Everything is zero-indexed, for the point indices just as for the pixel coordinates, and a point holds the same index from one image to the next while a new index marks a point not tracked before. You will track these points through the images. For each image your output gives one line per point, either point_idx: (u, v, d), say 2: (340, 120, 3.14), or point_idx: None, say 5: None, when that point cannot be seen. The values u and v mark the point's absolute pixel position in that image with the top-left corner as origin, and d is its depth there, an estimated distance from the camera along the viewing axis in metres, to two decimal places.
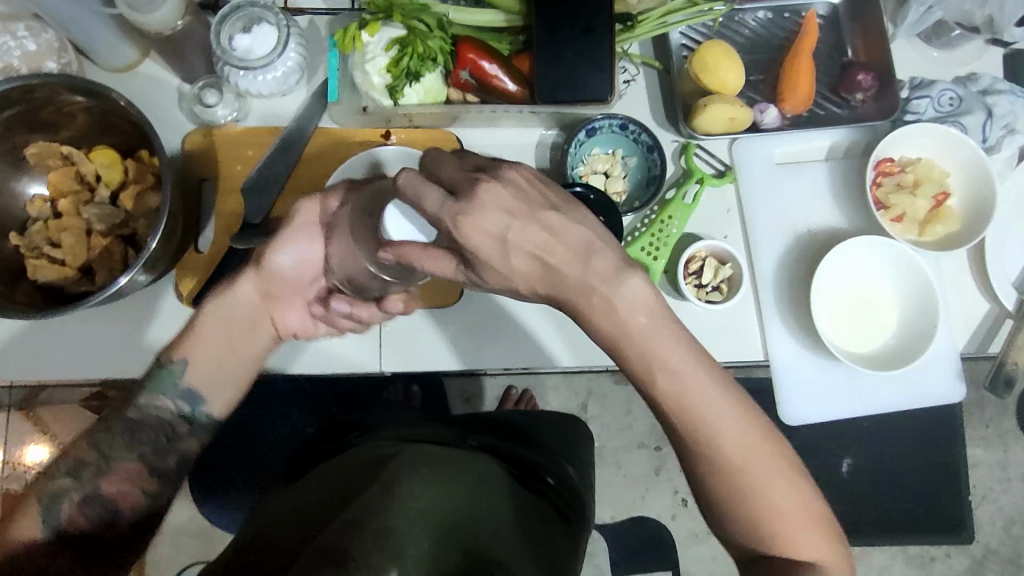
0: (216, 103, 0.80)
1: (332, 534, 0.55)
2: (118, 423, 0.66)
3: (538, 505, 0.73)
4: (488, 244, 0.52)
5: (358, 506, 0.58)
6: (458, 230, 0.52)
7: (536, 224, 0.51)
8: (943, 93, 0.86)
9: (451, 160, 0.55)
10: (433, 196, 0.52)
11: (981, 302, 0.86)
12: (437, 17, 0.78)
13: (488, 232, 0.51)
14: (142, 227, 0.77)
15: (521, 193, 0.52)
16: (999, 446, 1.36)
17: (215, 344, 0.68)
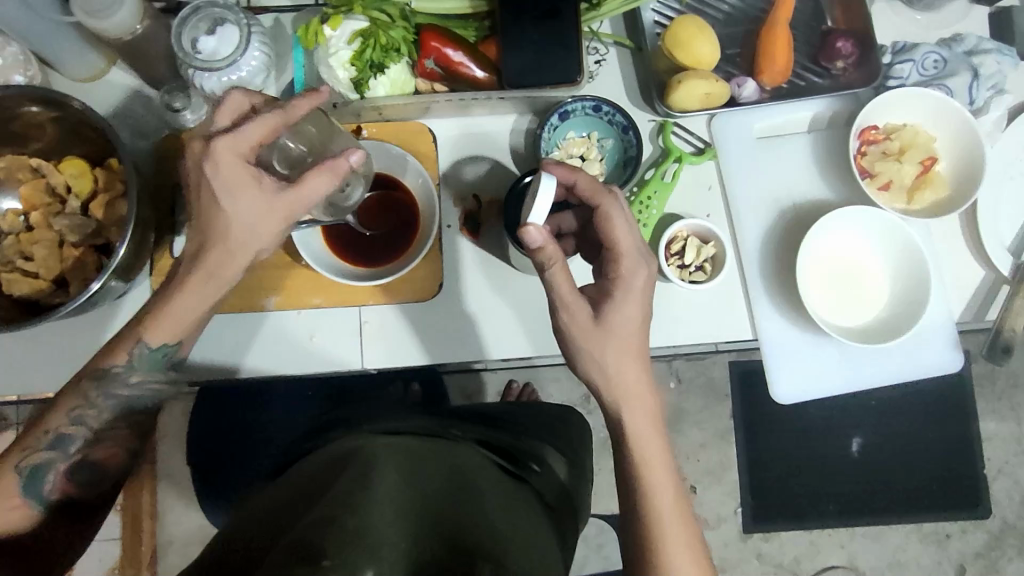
0: (183, 108, 0.77)
1: (305, 530, 0.54)
2: (100, 396, 0.65)
3: (522, 492, 0.71)
4: (628, 326, 0.63)
5: (330, 503, 0.56)
6: (639, 315, 0.63)
7: (643, 308, 0.64)
8: (927, 56, 0.83)
9: (611, 230, 0.63)
10: (639, 275, 0.63)
11: (976, 268, 0.84)
12: (398, 7, 0.77)
13: (634, 317, 0.63)
14: (114, 236, 0.76)
15: (648, 287, 0.64)
16: (1013, 419, 1.33)
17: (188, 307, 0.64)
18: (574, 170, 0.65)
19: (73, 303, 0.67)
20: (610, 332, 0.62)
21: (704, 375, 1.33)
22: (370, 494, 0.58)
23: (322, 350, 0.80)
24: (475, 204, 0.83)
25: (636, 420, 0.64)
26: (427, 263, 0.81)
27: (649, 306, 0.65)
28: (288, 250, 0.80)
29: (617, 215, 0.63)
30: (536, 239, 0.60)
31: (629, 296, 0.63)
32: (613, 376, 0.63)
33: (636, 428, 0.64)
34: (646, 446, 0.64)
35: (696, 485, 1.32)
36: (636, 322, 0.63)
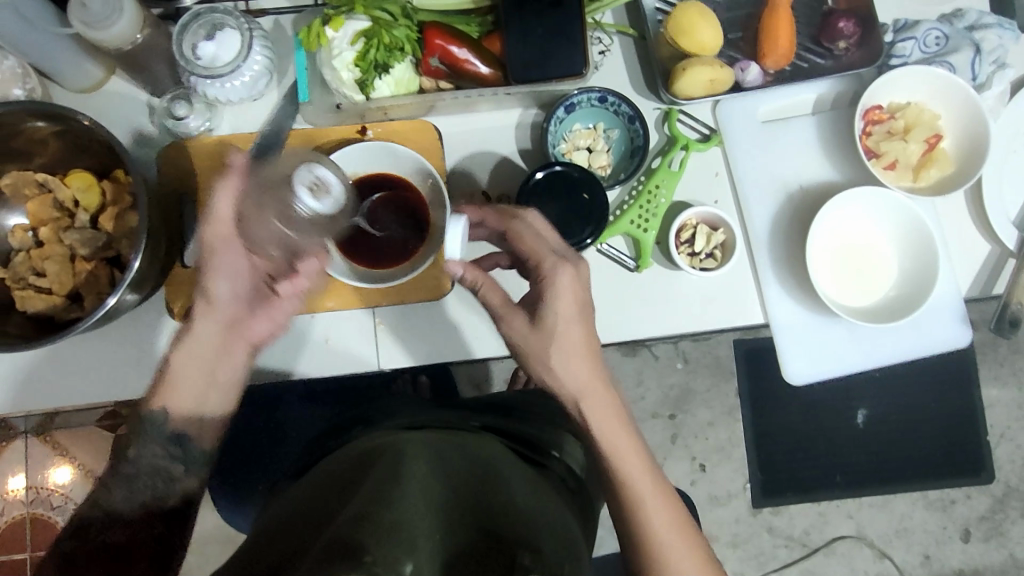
0: (187, 115, 0.79)
1: (343, 528, 0.54)
2: (112, 479, 0.71)
3: (543, 478, 0.73)
4: (568, 318, 0.64)
5: (360, 502, 0.57)
6: (568, 308, 0.64)
7: (572, 303, 0.64)
8: (929, 33, 0.84)
9: (530, 232, 0.66)
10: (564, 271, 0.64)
11: (982, 243, 0.84)
12: (400, 5, 0.76)
13: (569, 311, 0.64)
14: (126, 248, 0.76)
15: (577, 276, 0.65)
16: (1014, 384, 1.35)
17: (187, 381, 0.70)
18: (482, 208, 0.71)
19: (91, 319, 0.67)
20: (557, 339, 0.64)
21: (710, 354, 1.35)
22: (400, 493, 0.58)
23: (344, 346, 0.81)
24: (483, 201, 0.82)
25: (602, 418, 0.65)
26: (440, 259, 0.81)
27: (584, 298, 0.65)
28: None
29: (528, 232, 0.66)
30: (457, 272, 0.67)
31: (565, 301, 0.64)
32: (566, 377, 0.65)
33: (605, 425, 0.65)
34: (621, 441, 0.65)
35: (705, 463, 1.34)
36: (579, 325, 0.65)
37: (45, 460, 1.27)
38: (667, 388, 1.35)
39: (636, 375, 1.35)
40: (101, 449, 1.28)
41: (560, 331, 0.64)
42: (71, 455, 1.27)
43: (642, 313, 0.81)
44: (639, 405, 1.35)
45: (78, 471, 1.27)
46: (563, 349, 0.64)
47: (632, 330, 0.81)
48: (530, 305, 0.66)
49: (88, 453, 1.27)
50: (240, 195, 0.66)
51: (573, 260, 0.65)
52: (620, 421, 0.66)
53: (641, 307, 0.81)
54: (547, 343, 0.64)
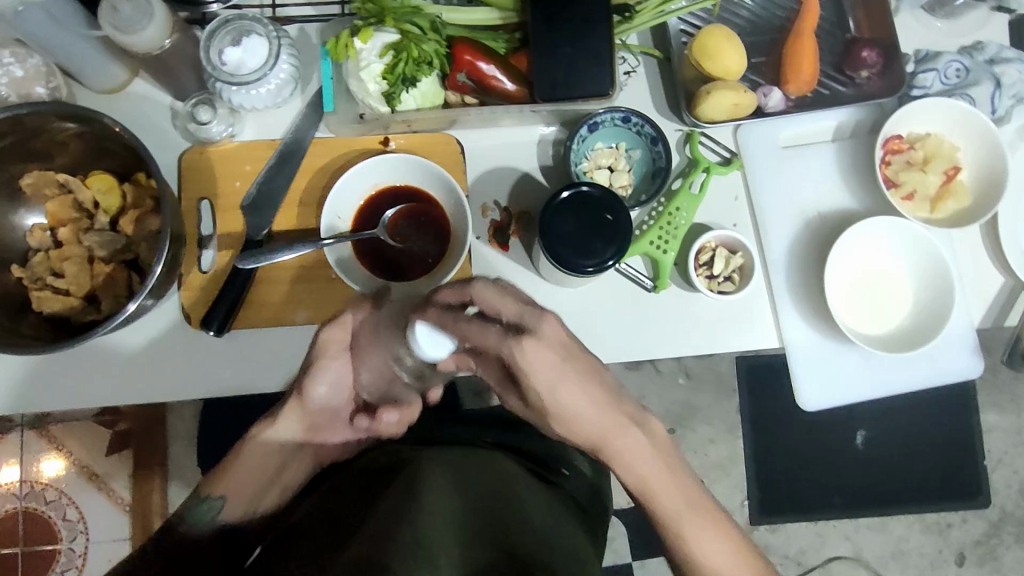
0: (210, 120, 0.78)
1: (365, 545, 0.54)
2: (196, 500, 0.73)
3: (555, 496, 0.73)
4: (565, 395, 0.56)
5: (381, 519, 0.57)
6: (554, 387, 0.55)
7: (562, 379, 0.55)
8: (950, 65, 0.85)
9: (482, 321, 0.54)
10: (537, 357, 0.53)
11: (996, 274, 0.85)
12: (429, 19, 0.76)
13: (554, 388, 0.55)
14: (145, 252, 0.76)
15: (559, 348, 0.53)
16: (1013, 410, 1.36)
17: (246, 476, 0.73)
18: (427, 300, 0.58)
19: (112, 323, 0.67)
20: (565, 408, 0.57)
21: (713, 371, 1.35)
22: (420, 508, 0.58)
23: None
24: (505, 217, 0.82)
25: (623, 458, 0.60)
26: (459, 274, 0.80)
27: (572, 362, 0.55)
28: (317, 263, 0.79)
29: (478, 326, 0.53)
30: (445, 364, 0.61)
31: (556, 366, 0.54)
32: (584, 429, 0.58)
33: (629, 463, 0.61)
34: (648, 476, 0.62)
35: (704, 479, 1.34)
36: (586, 379, 0.56)
37: (37, 453, 1.26)
38: (669, 403, 1.35)
39: (638, 388, 1.35)
40: (97, 445, 1.27)
41: (560, 401, 0.56)
42: (65, 450, 1.26)
43: (657, 333, 0.81)
44: None
45: (71, 466, 1.26)
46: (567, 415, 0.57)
47: (648, 350, 0.81)
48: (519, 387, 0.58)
49: (83, 449, 1.26)
50: (364, 326, 0.66)
51: (528, 331, 0.53)
52: (645, 448, 0.61)
53: (656, 326, 0.81)
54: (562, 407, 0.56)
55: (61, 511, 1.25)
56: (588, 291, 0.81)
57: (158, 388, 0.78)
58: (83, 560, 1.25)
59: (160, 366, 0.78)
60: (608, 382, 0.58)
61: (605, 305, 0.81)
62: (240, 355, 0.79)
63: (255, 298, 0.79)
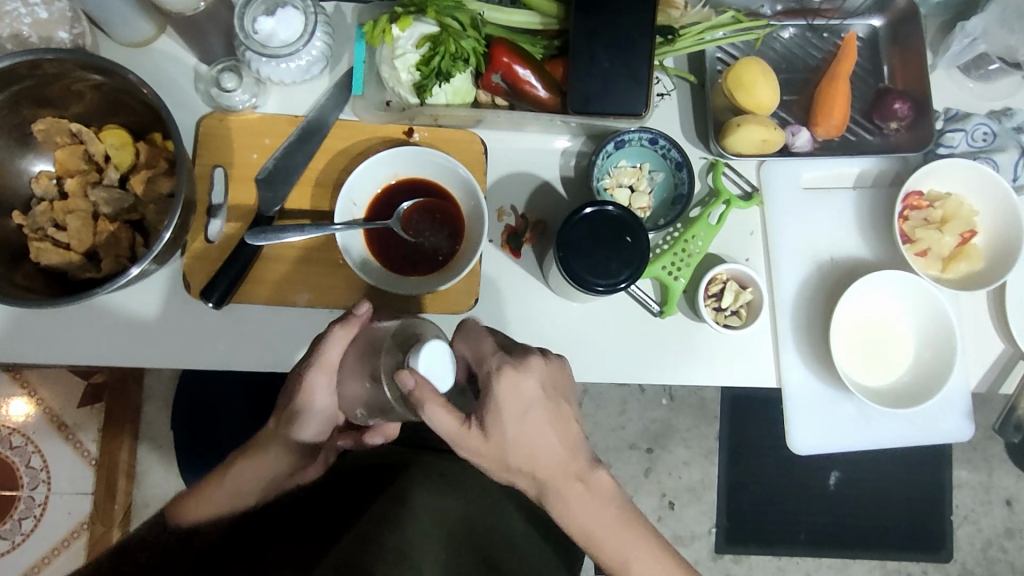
0: (234, 88, 0.76)
1: (354, 543, 0.63)
2: (178, 511, 0.67)
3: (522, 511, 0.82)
4: (530, 418, 0.58)
5: (375, 516, 0.67)
6: (519, 414, 0.57)
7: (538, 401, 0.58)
8: (978, 128, 0.85)
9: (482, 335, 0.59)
10: (519, 377, 0.56)
11: (997, 341, 0.85)
12: (470, 16, 0.75)
13: (518, 403, 0.57)
14: (152, 214, 0.74)
15: (552, 382, 0.59)
16: (984, 469, 1.38)
17: (235, 479, 0.70)
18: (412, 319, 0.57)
19: (114, 285, 0.65)
20: (535, 452, 0.59)
21: (697, 395, 1.35)
22: (407, 510, 0.69)
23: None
24: (521, 223, 0.81)
25: (591, 516, 0.64)
26: (468, 276, 0.79)
27: (551, 402, 0.59)
28: (325, 246, 0.78)
29: (481, 336, 0.59)
30: (408, 385, 0.50)
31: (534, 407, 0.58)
32: (540, 467, 0.60)
33: (588, 524, 0.64)
34: (618, 538, 0.65)
35: (675, 501, 1.34)
36: (555, 429, 0.60)
37: (7, 395, 1.23)
38: (649, 421, 1.35)
39: (621, 403, 1.35)
40: (71, 394, 1.24)
41: (535, 443, 0.59)
42: (34, 395, 1.24)
43: (657, 359, 0.81)
44: (620, 434, 1.34)
45: (40, 413, 1.23)
46: (542, 459, 0.60)
47: (646, 374, 0.81)
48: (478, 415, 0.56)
49: (55, 397, 1.24)
50: (350, 348, 0.63)
51: (516, 359, 0.57)
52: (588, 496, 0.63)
53: (657, 352, 0.81)
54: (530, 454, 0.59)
55: (24, 458, 1.22)
56: (594, 307, 0.81)
57: (147, 353, 0.76)
58: (42, 511, 1.22)
59: (151, 332, 0.77)
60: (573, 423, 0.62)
61: (610, 324, 0.81)
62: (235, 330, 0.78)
63: (259, 274, 0.77)
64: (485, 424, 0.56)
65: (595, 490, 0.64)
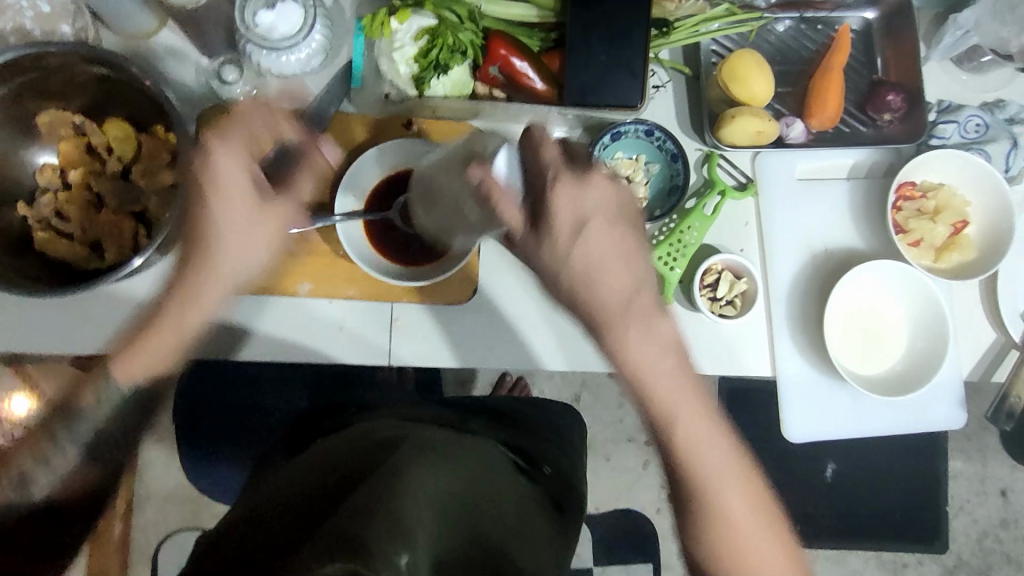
0: (235, 81, 0.77)
1: (344, 519, 0.55)
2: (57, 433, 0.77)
3: (536, 495, 0.74)
4: (579, 216, 0.65)
5: (369, 489, 0.58)
6: (564, 200, 0.64)
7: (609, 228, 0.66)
8: (970, 119, 0.86)
9: (546, 139, 0.64)
10: (574, 186, 0.64)
11: (988, 330, 0.86)
12: (468, 9, 0.77)
13: (576, 207, 0.64)
14: (154, 206, 0.76)
15: (611, 213, 0.66)
16: (980, 460, 1.39)
17: (163, 344, 0.75)
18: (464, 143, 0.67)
19: (124, 274, 0.68)
20: (593, 283, 0.66)
21: None
22: (400, 484, 0.59)
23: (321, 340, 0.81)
24: None
25: (651, 357, 0.67)
26: (465, 271, 0.82)
27: (625, 253, 0.66)
28: (327, 238, 0.80)
29: (542, 136, 0.64)
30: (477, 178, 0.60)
31: (590, 236, 0.65)
32: (619, 274, 0.66)
33: (649, 383, 0.67)
34: (704, 436, 0.68)
35: None
36: (620, 236, 0.66)
37: None
38: None
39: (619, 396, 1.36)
40: None
41: (591, 274, 0.66)
42: None
43: None
44: (617, 427, 1.35)
45: None
46: (602, 298, 0.66)
47: None
48: (534, 207, 0.64)
49: None
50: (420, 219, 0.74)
51: (577, 173, 0.64)
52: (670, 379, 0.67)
53: None
54: (592, 257, 0.65)
55: None
56: None
57: None
58: None
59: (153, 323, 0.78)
60: (635, 233, 0.68)
61: None
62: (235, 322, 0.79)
63: (261, 266, 0.79)
64: (535, 242, 0.66)
65: (659, 334, 0.67)
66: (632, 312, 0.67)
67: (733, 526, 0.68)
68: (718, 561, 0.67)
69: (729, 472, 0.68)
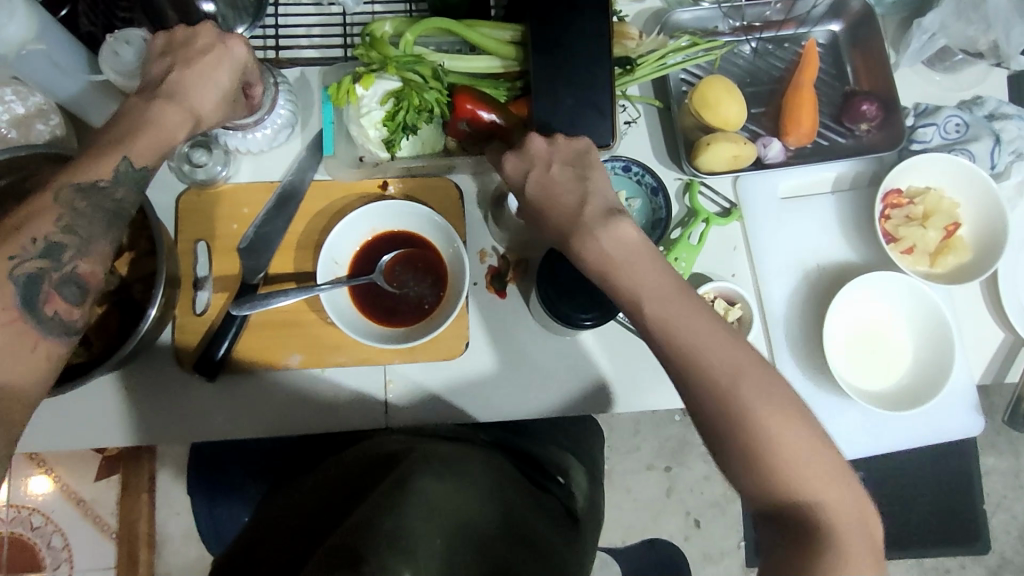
0: (206, 162, 0.77)
1: (344, 538, 0.55)
2: None
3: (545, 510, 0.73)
4: (534, 175, 0.64)
5: (368, 509, 0.58)
6: (519, 163, 0.64)
7: (552, 173, 0.63)
8: (949, 119, 0.85)
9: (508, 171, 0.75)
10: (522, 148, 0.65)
11: (996, 330, 0.84)
12: (431, 67, 0.77)
13: (521, 171, 0.64)
14: (139, 294, 0.75)
15: (565, 164, 0.64)
16: (1012, 453, 1.34)
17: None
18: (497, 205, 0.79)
19: (108, 363, 0.67)
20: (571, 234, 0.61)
21: None
22: (403, 502, 0.58)
23: (316, 402, 0.79)
24: (503, 263, 0.82)
25: (687, 319, 0.56)
26: (455, 322, 0.79)
27: (584, 191, 0.62)
28: (314, 307, 0.79)
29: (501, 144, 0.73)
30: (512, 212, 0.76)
31: (546, 173, 0.63)
32: (577, 221, 0.61)
33: (660, 306, 0.57)
34: (736, 372, 0.53)
35: (700, 519, 1.31)
36: (575, 183, 0.63)
37: (25, 475, 1.22)
38: (665, 439, 1.33)
39: (634, 425, 1.33)
40: (86, 471, 1.23)
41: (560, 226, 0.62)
42: (53, 472, 1.22)
43: (654, 385, 0.81)
44: (636, 456, 1.32)
45: (59, 490, 1.22)
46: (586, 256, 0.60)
47: (644, 400, 0.80)
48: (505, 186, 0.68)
49: (71, 474, 1.22)
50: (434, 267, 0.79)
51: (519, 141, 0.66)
52: (697, 319, 0.56)
53: (653, 379, 0.81)
54: (548, 201, 0.63)
55: (46, 538, 1.22)
56: (584, 337, 0.80)
57: (148, 431, 0.77)
58: None
59: (147, 410, 0.77)
60: (594, 179, 0.63)
61: (600, 353, 0.80)
62: (229, 400, 0.78)
63: (249, 340, 0.78)
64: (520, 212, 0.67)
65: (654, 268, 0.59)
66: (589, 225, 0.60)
67: (793, 461, 0.51)
68: (783, 502, 0.51)
69: (778, 400, 0.53)
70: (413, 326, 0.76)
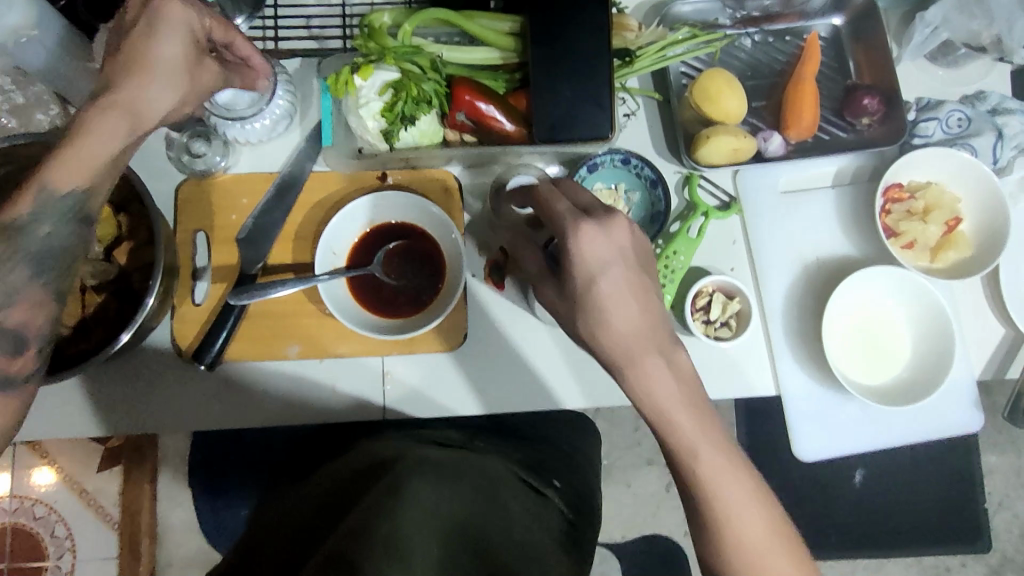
0: (205, 152, 0.78)
1: (340, 541, 0.54)
2: None
3: (543, 510, 0.73)
4: (601, 268, 0.55)
5: (363, 514, 0.57)
6: (590, 255, 0.54)
7: (621, 269, 0.55)
8: (952, 114, 0.84)
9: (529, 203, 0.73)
10: (601, 238, 0.55)
11: (996, 325, 0.84)
12: (429, 58, 0.78)
13: (596, 257, 0.54)
14: (138, 283, 0.75)
15: (637, 261, 0.56)
16: (1013, 451, 1.33)
17: None
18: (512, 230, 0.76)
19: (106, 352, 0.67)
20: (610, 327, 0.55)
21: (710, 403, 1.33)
22: (399, 506, 0.58)
23: (314, 392, 0.79)
24: (501, 254, 0.81)
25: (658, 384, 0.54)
26: (453, 314, 0.79)
27: (650, 303, 0.55)
28: (312, 297, 0.79)
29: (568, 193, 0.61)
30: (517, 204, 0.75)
31: (617, 276, 0.55)
32: (627, 328, 0.54)
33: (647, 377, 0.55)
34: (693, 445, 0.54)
35: None
36: (641, 302, 0.55)
37: (28, 465, 1.23)
38: None
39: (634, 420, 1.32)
40: (87, 461, 1.24)
41: (606, 321, 0.55)
42: (56, 463, 1.23)
43: None
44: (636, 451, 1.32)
45: (61, 481, 1.22)
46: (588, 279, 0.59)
47: None
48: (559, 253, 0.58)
49: (73, 464, 1.23)
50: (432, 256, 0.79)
51: (600, 218, 0.55)
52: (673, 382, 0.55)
53: None
54: (602, 307, 0.55)
55: (49, 528, 1.23)
56: None
57: (147, 419, 0.77)
58: None
59: (146, 399, 0.77)
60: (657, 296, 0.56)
61: None
62: (228, 390, 0.78)
63: (248, 330, 0.78)
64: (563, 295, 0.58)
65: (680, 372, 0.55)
66: (635, 345, 0.54)
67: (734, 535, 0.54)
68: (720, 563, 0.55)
69: (729, 469, 0.54)
70: (410, 316, 0.77)
